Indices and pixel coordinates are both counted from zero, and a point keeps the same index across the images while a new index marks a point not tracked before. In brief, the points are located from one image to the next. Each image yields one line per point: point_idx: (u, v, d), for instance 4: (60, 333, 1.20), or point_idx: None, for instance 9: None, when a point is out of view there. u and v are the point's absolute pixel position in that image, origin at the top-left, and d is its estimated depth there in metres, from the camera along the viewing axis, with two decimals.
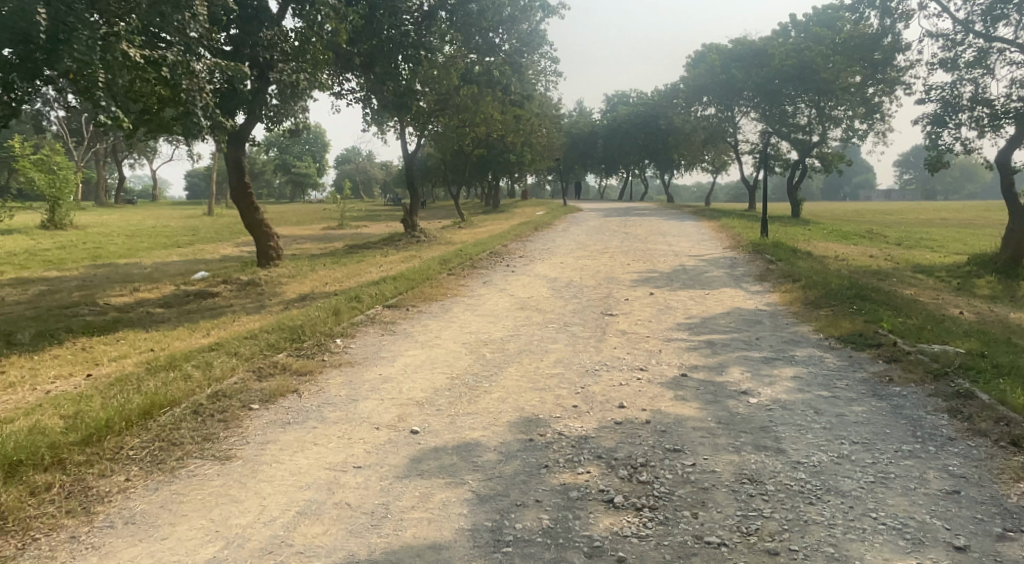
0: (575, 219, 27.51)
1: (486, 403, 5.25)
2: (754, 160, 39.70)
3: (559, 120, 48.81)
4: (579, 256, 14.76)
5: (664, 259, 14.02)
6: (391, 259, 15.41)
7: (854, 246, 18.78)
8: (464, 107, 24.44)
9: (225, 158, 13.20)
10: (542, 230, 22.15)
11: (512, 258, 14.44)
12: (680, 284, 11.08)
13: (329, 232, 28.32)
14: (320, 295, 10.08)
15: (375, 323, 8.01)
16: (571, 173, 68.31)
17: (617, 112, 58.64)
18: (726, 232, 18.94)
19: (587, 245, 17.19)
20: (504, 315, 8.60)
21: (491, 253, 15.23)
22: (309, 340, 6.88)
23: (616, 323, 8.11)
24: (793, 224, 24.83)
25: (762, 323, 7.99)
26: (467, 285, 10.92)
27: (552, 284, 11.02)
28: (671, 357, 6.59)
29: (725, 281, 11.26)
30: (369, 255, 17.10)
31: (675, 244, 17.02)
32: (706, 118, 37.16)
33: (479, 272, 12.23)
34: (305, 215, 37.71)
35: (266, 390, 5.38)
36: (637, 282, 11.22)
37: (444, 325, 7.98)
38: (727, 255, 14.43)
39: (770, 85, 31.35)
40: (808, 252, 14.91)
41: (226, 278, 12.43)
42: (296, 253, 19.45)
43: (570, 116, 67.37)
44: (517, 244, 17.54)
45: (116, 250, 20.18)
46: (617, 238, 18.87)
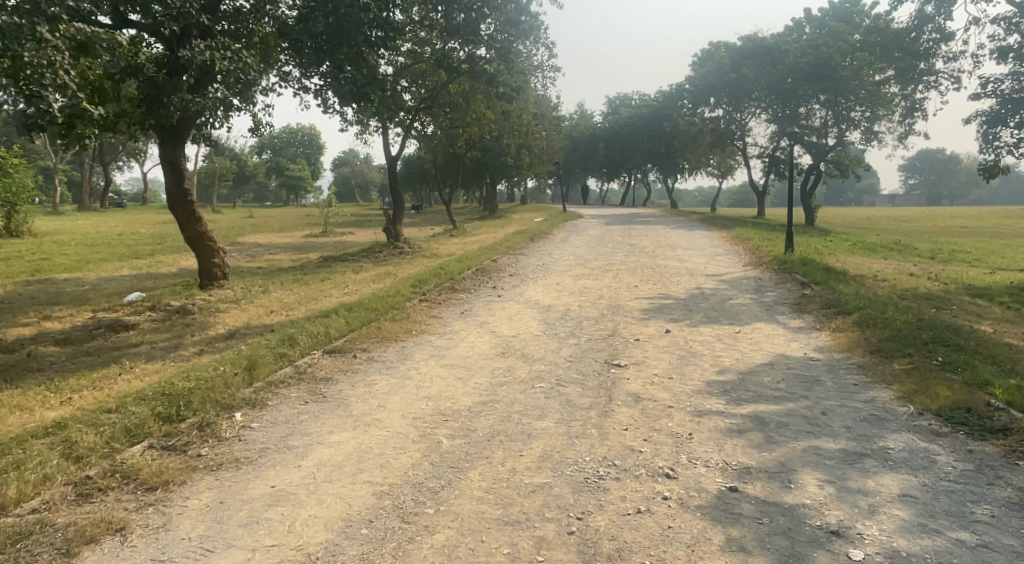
0: (575, 227, 25.62)
1: (422, 563, 3.20)
2: (765, 164, 37.81)
3: (559, 121, 46.85)
4: (578, 275, 12.77)
5: (676, 280, 12.01)
6: (362, 277, 13.40)
7: (886, 261, 16.83)
8: (454, 106, 22.55)
9: (160, 161, 11.21)
10: (538, 240, 20.23)
11: (501, 278, 12.44)
12: (701, 315, 9.08)
13: (310, 241, 26.35)
14: (253, 333, 8.06)
15: (302, 381, 5.96)
16: (571, 178, 66.48)
17: (620, 115, 56.81)
18: (743, 246, 16.97)
19: (587, 261, 15.22)
20: (478, 366, 6.58)
21: (478, 270, 13.24)
22: (191, 418, 4.84)
23: (626, 381, 6.09)
24: (811, 235, 22.86)
25: (821, 384, 5.97)
26: (441, 317, 8.91)
27: (545, 316, 9.02)
28: (707, 448, 4.55)
29: (755, 313, 9.25)
30: (340, 271, 15.13)
31: (687, 259, 15.01)
32: (714, 120, 35.30)
33: (458, 298, 10.24)
34: (290, 221, 35.76)
35: (67, 533, 3.34)
36: (649, 313, 9.21)
37: (396, 385, 5.95)
38: (750, 276, 12.42)
39: (784, 83, 29.53)
40: (844, 272, 12.93)
41: (155, 304, 10.41)
42: (264, 267, 17.46)
43: (571, 119, 65.56)
44: (509, 258, 15.59)
45: (64, 262, 18.16)
46: (621, 251, 16.90)
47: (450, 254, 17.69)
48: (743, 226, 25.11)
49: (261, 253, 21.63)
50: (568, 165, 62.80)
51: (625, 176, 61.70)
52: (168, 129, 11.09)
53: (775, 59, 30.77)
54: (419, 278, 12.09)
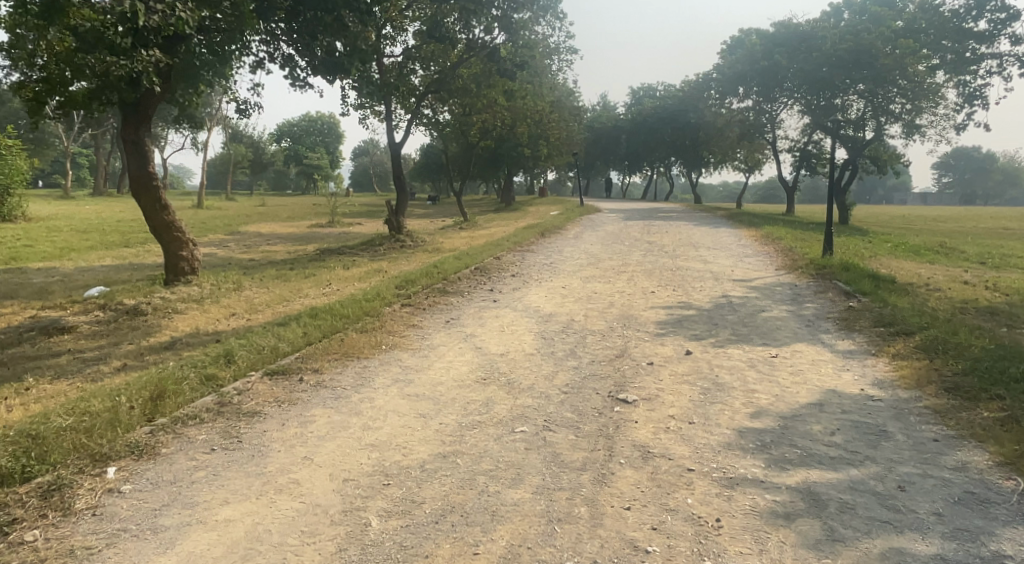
0: (592, 222, 24.28)
1: None
2: (795, 158, 36.09)
3: (579, 112, 45.32)
4: (589, 278, 11.47)
5: (699, 285, 10.67)
6: (351, 274, 12.21)
7: (932, 266, 15.28)
8: (466, 91, 21.27)
9: (122, 140, 10.03)
10: (550, 236, 18.96)
11: (502, 279, 11.17)
12: (729, 331, 7.72)
13: (315, 231, 25.27)
14: (196, 343, 6.83)
15: (221, 416, 4.68)
16: (592, 170, 64.95)
17: (643, 106, 55.14)
18: (773, 248, 15.50)
19: (600, 260, 13.90)
20: (452, 398, 5.28)
21: (477, 269, 12.00)
22: (38, 479, 3.58)
23: (633, 425, 4.77)
24: (846, 235, 21.26)
25: (888, 440, 4.60)
26: (422, 327, 7.65)
27: (543, 330, 7.72)
28: (744, 550, 3.21)
29: (792, 330, 7.87)
30: (332, 266, 13.98)
31: (711, 261, 13.61)
32: (742, 111, 33.61)
33: (449, 304, 8.97)
34: (299, 210, 34.79)
35: None
36: (668, 329, 7.86)
37: (340, 425, 4.65)
38: (783, 283, 11.00)
39: (819, 71, 27.80)
40: (889, 279, 11.49)
41: (109, 301, 9.28)
42: (256, 260, 16.39)
43: (593, 110, 63.98)
44: (515, 255, 14.34)
45: (48, 250, 17.21)
46: (638, 250, 15.57)
47: (454, 249, 16.46)
48: (771, 223, 23.58)
49: (259, 244, 20.58)
50: (589, 157, 61.22)
51: (648, 170, 60.00)
52: (130, 104, 9.92)
53: (810, 46, 28.99)
54: (410, 277, 10.86)
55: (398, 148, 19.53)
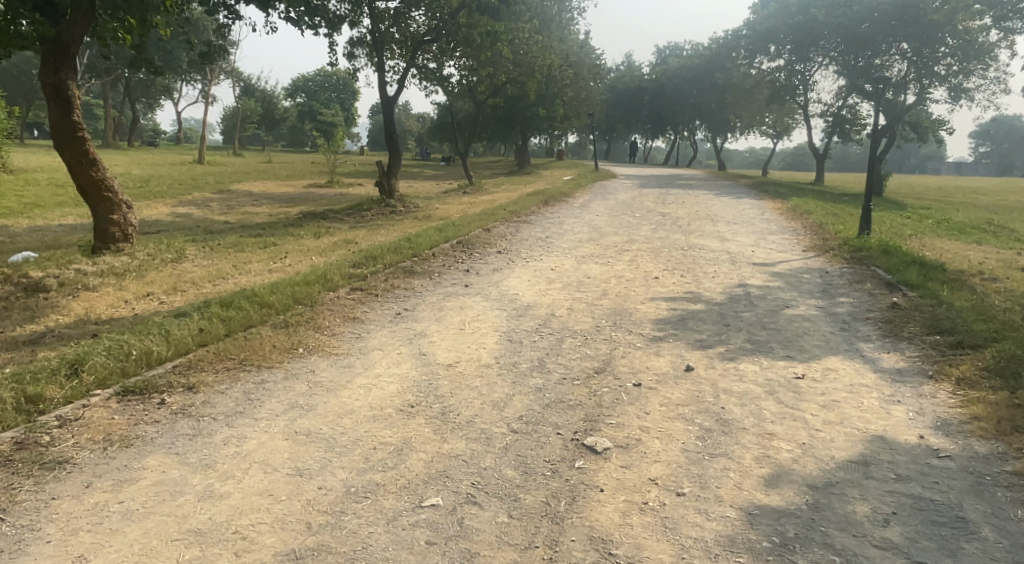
0: (604, 189, 22.64)
1: None
2: (828, 123, 33.91)
3: (599, 71, 43.08)
4: (585, 258, 10.01)
5: (712, 271, 9.15)
6: (318, 246, 10.84)
7: (984, 248, 13.49)
8: (469, 42, 19.52)
9: (39, 82, 8.51)
10: (555, 204, 17.41)
11: (485, 258, 9.73)
12: (744, 337, 6.20)
13: (310, 192, 23.95)
14: (71, 337, 5.48)
15: (7, 468, 3.31)
16: (613, 133, 62.53)
17: (668, 65, 52.45)
18: (800, 225, 13.82)
19: (604, 235, 12.39)
20: (355, 439, 3.84)
21: (460, 245, 10.57)
22: None
23: (596, 499, 3.33)
24: (881, 209, 19.41)
25: (970, 539, 3.10)
26: (363, 323, 6.21)
27: (513, 330, 6.26)
28: None
29: (823, 336, 6.33)
30: (304, 234, 12.61)
31: (729, 240, 12.02)
32: (773, 72, 31.47)
33: (410, 291, 7.53)
34: (301, 169, 33.46)
35: None
36: (667, 332, 6.36)
37: (173, 488, 3.25)
38: (812, 269, 9.40)
39: (859, 27, 25.49)
40: (938, 265, 9.83)
41: (18, 271, 7.98)
42: (231, 223, 15.11)
43: (617, 69, 61.24)
44: (509, 227, 12.86)
45: (12, 205, 16.04)
46: (648, 224, 14.02)
47: (446, 218, 15.03)
48: (799, 194, 21.77)
49: (245, 205, 19.34)
50: (611, 119, 58.77)
51: (671, 133, 57.49)
52: (46, 40, 8.34)
53: None
54: (377, 253, 9.47)
55: (392, 104, 17.95)
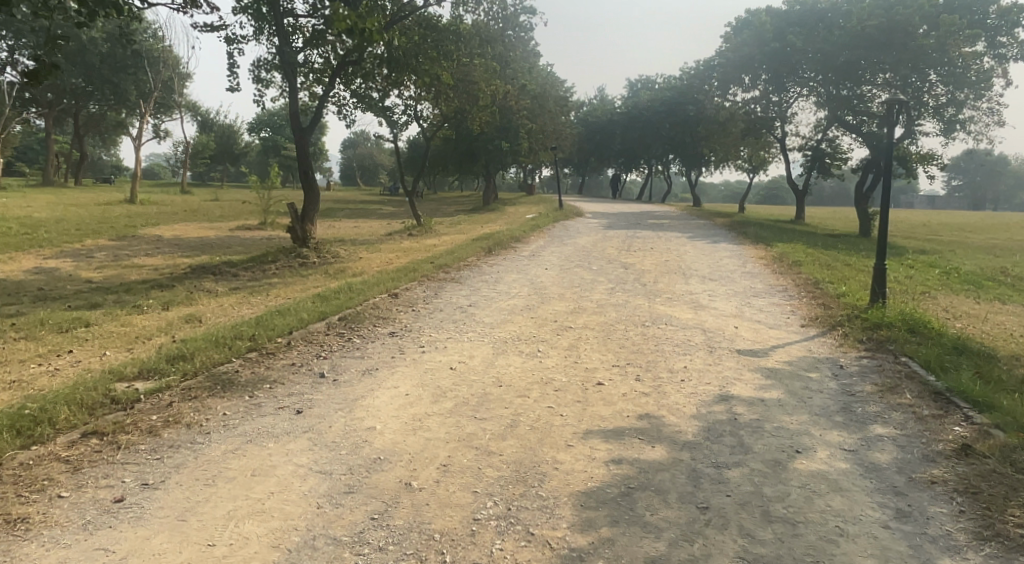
0: (565, 232, 20.18)
1: None
2: (806, 158, 32.22)
3: (567, 103, 41.20)
4: (508, 343, 7.30)
5: (682, 370, 6.43)
6: (149, 324, 8.01)
7: (1015, 309, 11.04)
8: (401, 62, 17.35)
9: None
10: (502, 253, 14.84)
11: (363, 348, 6.98)
12: (729, 545, 3.45)
13: (233, 237, 21.13)
14: None
15: None
16: (586, 167, 60.75)
17: (640, 97, 50.86)
18: (791, 282, 11.32)
19: (547, 301, 9.74)
20: None
21: (343, 323, 7.86)
22: None
23: None
24: (875, 256, 17.13)
25: None
26: (21, 538, 3.31)
27: (310, 540, 3.39)
28: None
29: (868, 536, 3.61)
30: (161, 301, 9.81)
31: (704, 307, 9.45)
32: (748, 104, 29.73)
33: (191, 430, 4.64)
34: (239, 209, 30.64)
35: None
36: (592, 530, 3.58)
37: None
38: (822, 365, 6.78)
39: (840, 54, 23.82)
40: (987, 350, 7.28)
41: None
42: (92, 285, 12.22)
43: (589, 102, 59.73)
44: (430, 291, 10.17)
45: None
46: (605, 282, 11.43)
47: (362, 273, 12.37)
48: (780, 236, 19.47)
49: (137, 256, 16.47)
50: (583, 153, 56.92)
51: (644, 168, 55.70)
52: None
53: (831, 26, 25.09)
54: (202, 341, 6.64)
55: (307, 135, 15.36)
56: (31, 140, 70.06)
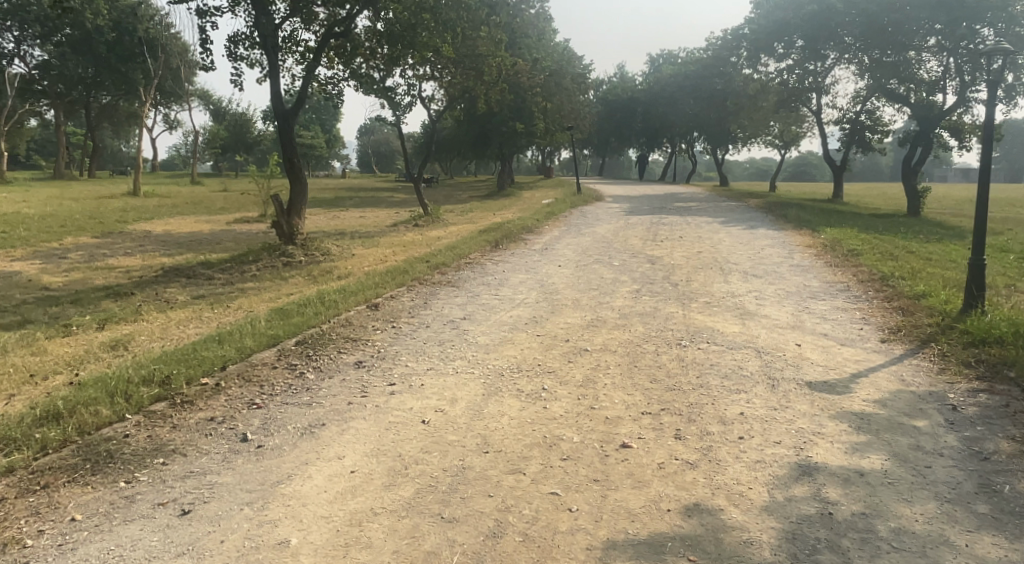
0: (584, 220, 18.45)
1: None
2: (844, 131, 30.01)
3: (586, 82, 39.13)
4: (505, 376, 5.66)
5: (736, 419, 4.74)
6: (67, 351, 6.53)
7: None
8: (398, 35, 15.70)
9: None
10: (513, 246, 13.21)
11: (315, 388, 5.36)
12: None
13: (228, 231, 19.75)
14: None
15: None
16: (607, 148, 58.65)
17: (661, 73, 48.59)
18: (852, 281, 9.52)
19: (558, 311, 8.10)
20: None
21: (302, 348, 6.27)
22: None
23: None
24: (936, 241, 15.16)
25: None
26: None
27: None
28: None
29: None
30: (107, 315, 8.38)
31: (750, 317, 7.74)
32: (780, 75, 27.59)
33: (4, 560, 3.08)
34: (242, 201, 29.29)
35: None
36: None
37: None
38: (928, 407, 5.03)
39: (884, 15, 21.71)
40: None
41: None
42: (48, 292, 10.86)
43: (609, 80, 57.49)
44: (421, 299, 8.59)
45: None
46: (629, 282, 9.74)
47: (350, 275, 10.82)
48: (824, 219, 17.53)
49: (117, 256, 15.16)
50: (603, 133, 54.84)
51: (667, 147, 53.33)
52: None
53: None
54: (101, 383, 5.10)
55: (290, 118, 13.73)
56: (46, 134, 69.80)
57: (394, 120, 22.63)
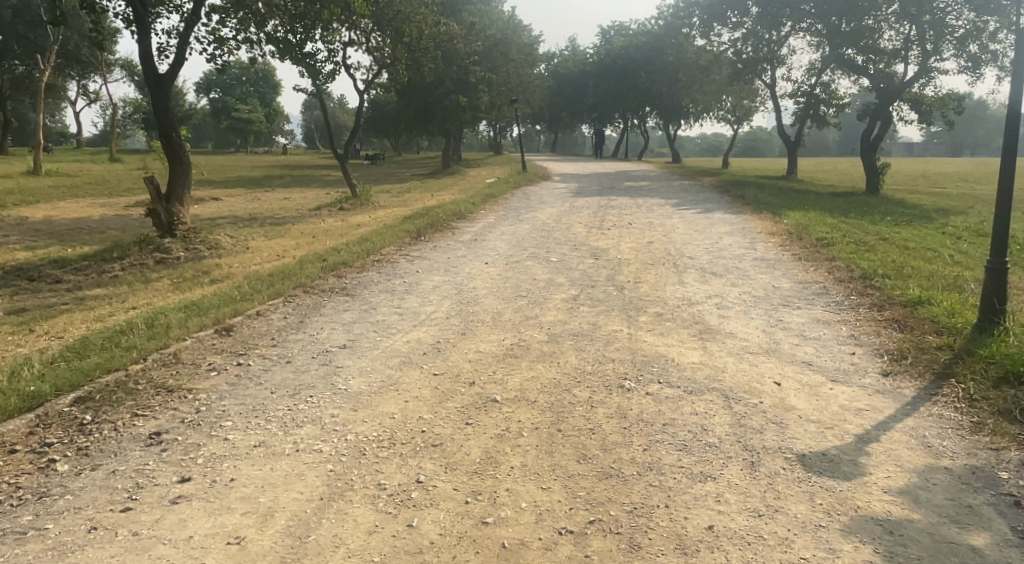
0: (526, 202, 16.69)
1: None
2: (798, 105, 28.85)
3: (534, 53, 37.13)
4: (368, 453, 3.86)
5: (703, 545, 3.04)
6: None
7: None
8: None
9: None
10: (437, 237, 11.37)
11: (53, 493, 3.45)
12: None
13: (122, 217, 17.31)
14: None
15: None
16: (560, 123, 56.89)
17: (612, 44, 46.88)
18: (829, 283, 8.01)
19: (471, 330, 6.34)
20: None
21: (81, 410, 4.36)
22: None
23: None
24: (906, 225, 13.89)
25: None
26: None
27: None
28: None
29: None
30: None
31: (713, 338, 6.10)
32: (733, 45, 26.18)
33: None
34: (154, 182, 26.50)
35: None
36: None
37: None
38: (981, 502, 3.41)
39: None
40: None
41: None
42: None
43: (561, 53, 55.53)
44: (300, 315, 6.69)
45: None
46: (565, 285, 8.05)
47: (227, 277, 8.83)
48: (785, 201, 16.16)
49: None
50: (555, 108, 53.04)
51: (620, 123, 51.78)
52: None
53: None
54: None
55: (166, 85, 11.46)
56: None
57: (316, 91, 20.30)
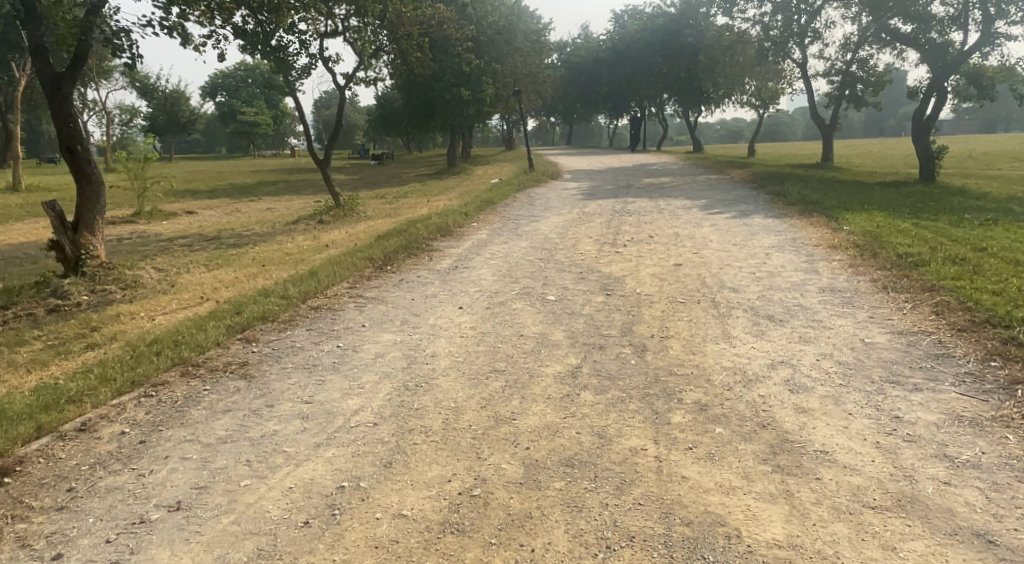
0: (528, 208, 14.30)
1: None
2: (834, 84, 26.00)
3: (543, 40, 34.57)
4: None
5: None
6: None
7: None
8: None
9: None
10: (408, 265, 9.03)
11: None
12: None
13: None
14: None
15: None
16: (574, 114, 54.18)
17: (626, 28, 44.08)
18: (943, 336, 5.51)
19: (403, 454, 3.95)
20: None
21: None
22: None
23: None
24: (993, 225, 11.24)
25: None
26: None
27: None
28: None
29: None
30: None
31: (796, 469, 3.67)
32: (760, 19, 23.40)
33: None
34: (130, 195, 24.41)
35: None
36: None
37: None
38: None
39: None
40: None
41: None
42: None
43: (573, 40, 52.79)
44: (146, 427, 4.35)
45: None
46: (562, 348, 5.65)
47: (108, 340, 6.57)
48: (837, 197, 13.55)
49: None
50: (568, 98, 50.38)
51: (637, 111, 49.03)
52: None
53: None
54: None
55: (65, 85, 9.16)
56: None
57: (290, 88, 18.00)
